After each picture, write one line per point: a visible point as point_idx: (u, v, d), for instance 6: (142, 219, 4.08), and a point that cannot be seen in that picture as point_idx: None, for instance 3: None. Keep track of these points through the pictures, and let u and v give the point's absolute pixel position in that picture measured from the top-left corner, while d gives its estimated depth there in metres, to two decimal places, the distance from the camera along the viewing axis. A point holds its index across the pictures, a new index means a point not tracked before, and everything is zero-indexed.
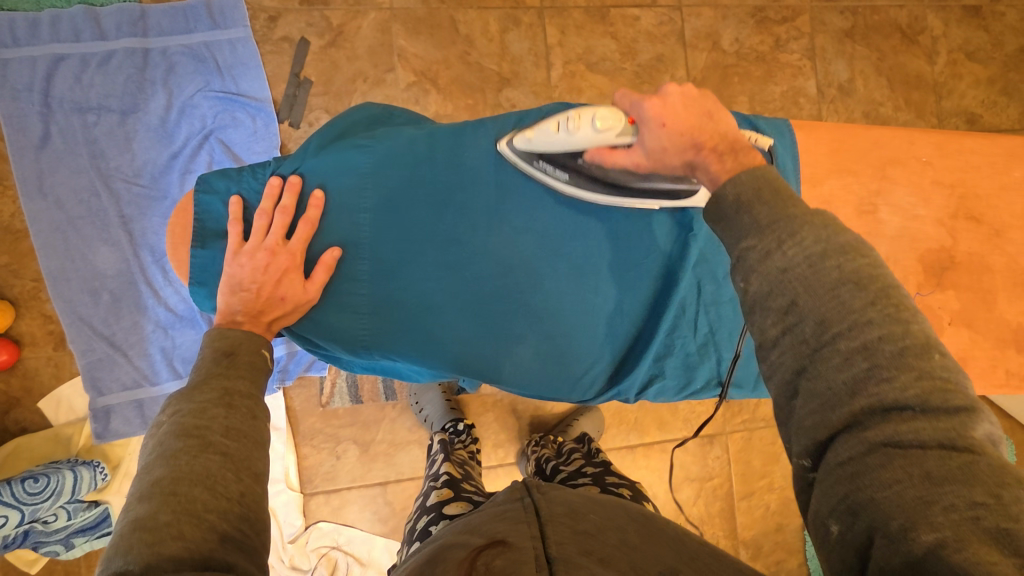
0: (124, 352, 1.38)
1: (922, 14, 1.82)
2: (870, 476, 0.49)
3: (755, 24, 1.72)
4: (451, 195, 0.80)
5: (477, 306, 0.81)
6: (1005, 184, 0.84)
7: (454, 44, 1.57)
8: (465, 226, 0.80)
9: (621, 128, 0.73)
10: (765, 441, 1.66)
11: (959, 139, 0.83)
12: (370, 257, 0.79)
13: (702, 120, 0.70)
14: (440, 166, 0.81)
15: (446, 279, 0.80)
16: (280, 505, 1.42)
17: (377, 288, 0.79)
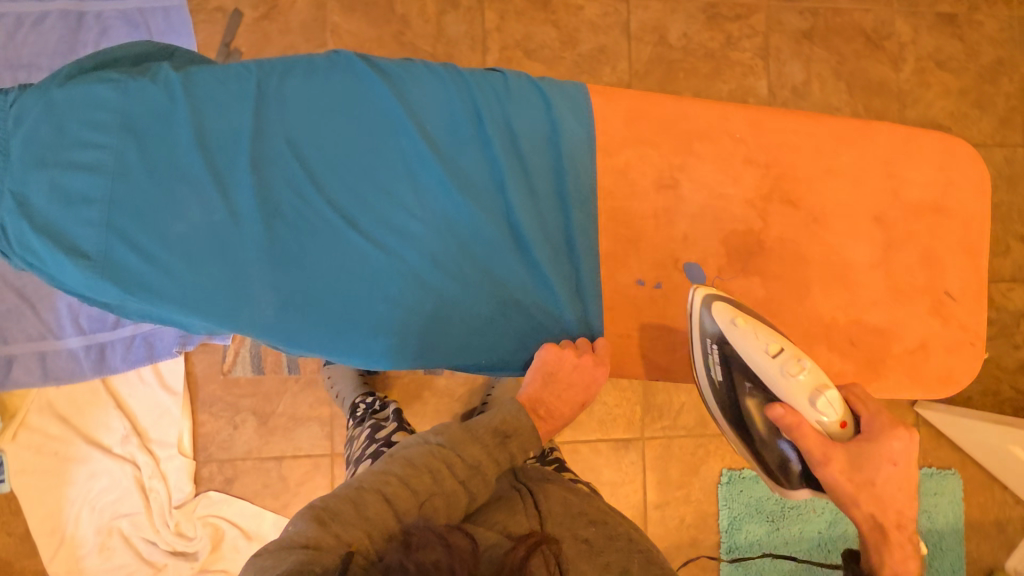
0: (31, 304, 1.39)
1: (889, 19, 1.75)
2: None
3: (706, 20, 1.68)
4: (209, 135, 0.75)
5: (231, 251, 0.74)
6: (826, 169, 0.89)
7: (389, 24, 1.56)
8: (220, 166, 0.75)
9: (829, 420, 0.78)
10: (685, 450, 1.60)
11: (772, 119, 0.90)
12: (114, 194, 0.72)
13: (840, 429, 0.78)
14: (198, 103, 0.75)
15: (199, 220, 0.73)
16: (171, 470, 1.42)
17: (120, 224, 0.72)
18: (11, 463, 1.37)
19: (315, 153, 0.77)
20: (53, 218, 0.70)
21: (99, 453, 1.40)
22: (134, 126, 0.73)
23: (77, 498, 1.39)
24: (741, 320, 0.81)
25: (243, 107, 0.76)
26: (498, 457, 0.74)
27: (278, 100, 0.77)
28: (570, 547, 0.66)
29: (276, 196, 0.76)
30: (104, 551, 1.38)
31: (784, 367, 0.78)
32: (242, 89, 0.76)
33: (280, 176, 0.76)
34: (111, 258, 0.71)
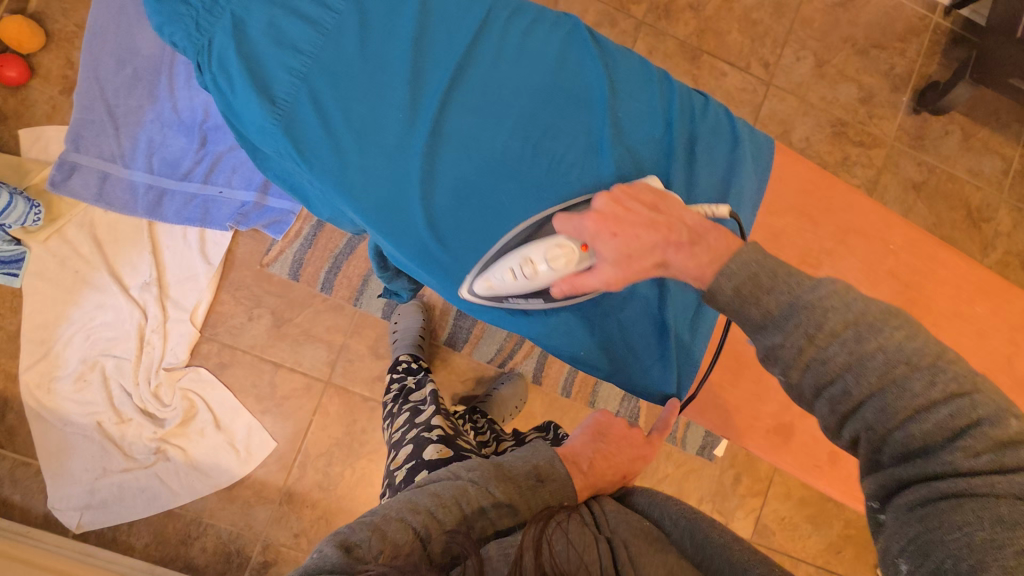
0: (116, 124, 1.38)
1: (996, 205, 1.78)
2: (938, 519, 0.52)
3: (831, 133, 1.71)
4: (430, 38, 0.66)
5: (409, 162, 0.65)
6: (960, 311, 0.88)
7: None
8: (432, 74, 0.66)
9: (577, 257, 0.64)
10: None
11: (928, 244, 0.89)
12: (321, 55, 0.64)
13: (649, 219, 0.64)
14: (433, 3, 0.67)
15: (393, 118, 0.65)
16: (174, 334, 1.41)
17: (315, 92, 0.64)
18: (32, 264, 1.36)
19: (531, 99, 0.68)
20: (255, 52, 0.63)
21: (115, 288, 1.39)
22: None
23: (76, 321, 1.38)
24: (485, 282, 0.67)
25: (472, 24, 0.68)
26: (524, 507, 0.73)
27: (510, 34, 0.69)
28: (622, 526, 0.68)
29: (468, 128, 0.67)
30: (79, 382, 1.36)
31: (524, 273, 0.65)
32: (479, 8, 0.68)
33: (479, 108, 0.67)
34: (295, 117, 0.64)
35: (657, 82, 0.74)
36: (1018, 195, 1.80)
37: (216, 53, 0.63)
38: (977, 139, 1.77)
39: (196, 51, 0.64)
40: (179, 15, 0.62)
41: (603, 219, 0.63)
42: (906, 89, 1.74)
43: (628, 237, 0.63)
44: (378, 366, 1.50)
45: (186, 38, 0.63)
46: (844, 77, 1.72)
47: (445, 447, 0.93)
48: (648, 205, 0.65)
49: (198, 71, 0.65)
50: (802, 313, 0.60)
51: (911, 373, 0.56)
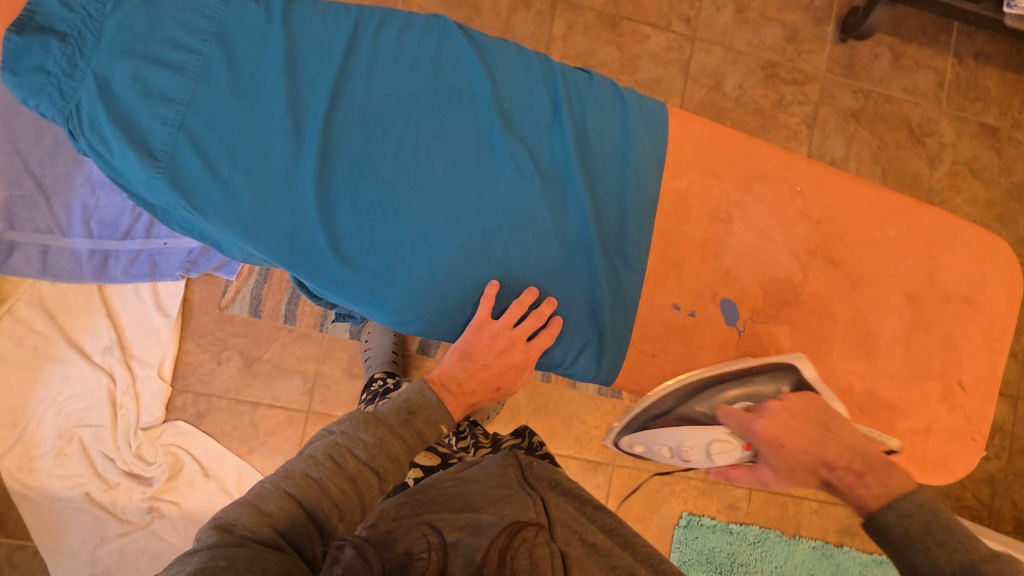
0: (47, 196, 1.34)
1: (936, 118, 1.80)
2: None
3: (763, 77, 1.71)
4: (303, 65, 0.66)
5: (302, 190, 0.66)
6: (876, 239, 0.81)
7: (461, 8, 1.58)
8: (311, 102, 0.66)
9: (736, 454, 0.77)
10: (651, 486, 1.61)
11: (832, 178, 0.82)
12: (195, 100, 0.64)
13: (825, 437, 0.74)
14: (299, 30, 0.67)
15: (278, 149, 0.65)
16: (146, 391, 1.40)
17: (196, 138, 0.64)
18: None
19: (416, 108, 0.69)
20: (126, 109, 0.62)
21: (78, 358, 1.38)
22: (230, 36, 0.65)
23: (45, 398, 1.37)
24: (635, 445, 0.83)
25: (341, 41, 0.68)
26: (408, 435, 0.75)
27: (382, 45, 0.69)
28: (574, 538, 0.71)
29: (355, 145, 0.67)
30: (60, 457, 1.36)
31: (680, 454, 0.79)
32: (345, 24, 0.69)
33: (365, 125, 0.68)
34: (180, 166, 0.64)
35: (537, 68, 0.75)
36: (956, 104, 1.81)
37: (88, 117, 0.62)
38: (908, 57, 1.78)
39: (66, 117, 0.62)
40: (40, 85, 0.60)
41: (771, 432, 0.74)
42: (829, 19, 1.74)
43: (797, 452, 0.74)
44: (355, 387, 1.50)
45: (53, 107, 0.62)
46: (766, 19, 1.72)
47: None
48: (824, 427, 0.74)
49: (72, 136, 0.64)
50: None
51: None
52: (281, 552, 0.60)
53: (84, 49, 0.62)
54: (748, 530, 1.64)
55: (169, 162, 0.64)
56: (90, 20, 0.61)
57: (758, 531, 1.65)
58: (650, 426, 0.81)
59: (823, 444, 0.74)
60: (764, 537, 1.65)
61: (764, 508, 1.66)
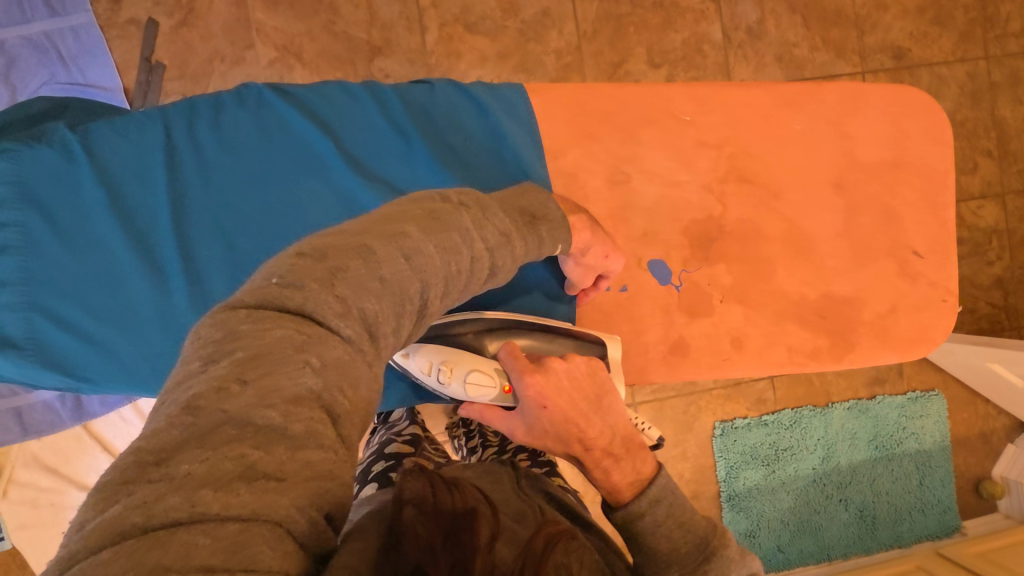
0: None
1: None
2: None
3: None
4: (129, 196, 0.69)
5: (177, 314, 0.70)
6: (781, 138, 0.85)
7: (317, 14, 1.46)
8: (148, 230, 0.70)
9: (494, 395, 0.73)
10: (677, 410, 1.63)
11: (718, 92, 0.84)
12: (37, 274, 0.67)
13: (585, 410, 0.72)
14: (110, 162, 0.69)
15: (139, 287, 0.69)
16: None
17: (55, 306, 0.67)
18: (10, 520, 1.36)
19: (249, 194, 0.72)
20: None
21: None
22: (41, 197, 0.67)
23: None
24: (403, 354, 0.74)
25: (155, 158, 0.70)
26: (532, 239, 0.63)
27: (196, 146, 0.71)
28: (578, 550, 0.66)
29: (211, 251, 0.71)
30: None
31: (441, 377, 0.73)
32: (153, 138, 0.70)
33: (209, 231, 0.71)
34: (48, 344, 0.67)
35: (359, 104, 0.76)
36: None
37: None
38: None
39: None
40: None
41: (540, 389, 0.71)
42: None
43: (560, 408, 0.71)
44: None
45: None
46: None
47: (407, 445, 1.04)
48: (592, 393, 0.74)
49: None
50: (710, 563, 0.70)
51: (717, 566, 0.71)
52: (332, 396, 0.43)
53: None
54: (782, 415, 1.67)
55: (34, 344, 0.67)
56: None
57: (791, 413, 1.68)
58: (427, 343, 0.76)
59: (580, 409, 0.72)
60: (800, 417, 1.68)
61: (791, 390, 1.69)
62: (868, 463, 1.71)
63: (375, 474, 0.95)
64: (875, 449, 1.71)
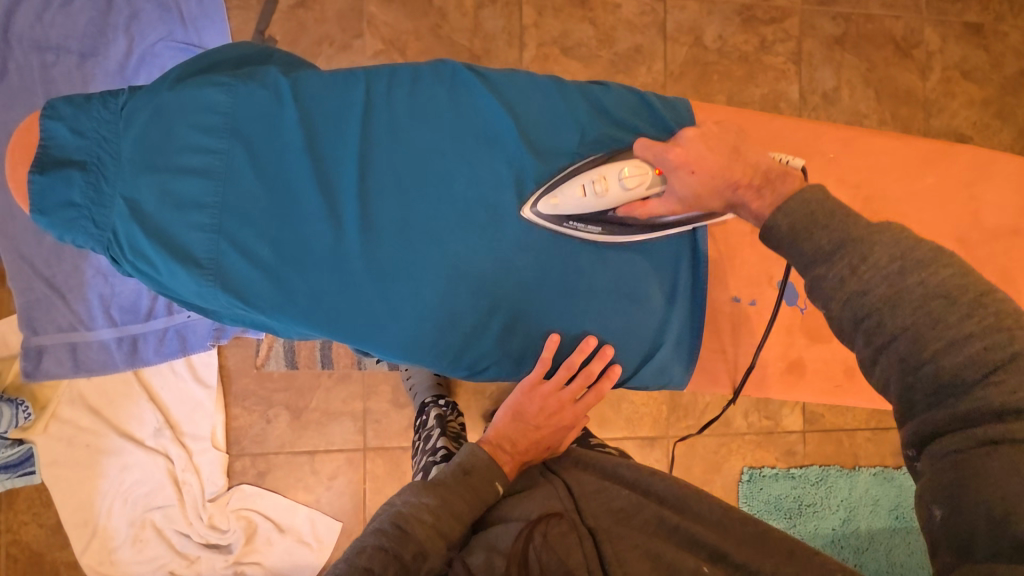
0: (62, 294, 1.37)
1: (919, 27, 1.77)
2: (932, 371, 0.54)
3: (741, 22, 1.67)
4: (325, 142, 0.64)
5: (352, 268, 0.63)
6: (911, 190, 0.90)
7: (426, 17, 1.53)
8: (337, 179, 0.64)
9: (648, 181, 0.68)
10: (708, 449, 1.64)
11: (865, 138, 0.90)
12: (228, 201, 0.62)
13: (730, 160, 0.68)
14: (313, 108, 0.65)
15: (319, 232, 0.63)
16: (205, 464, 1.41)
17: (233, 237, 0.62)
18: (42, 455, 1.35)
19: (446, 161, 0.67)
20: (164, 226, 0.61)
21: (131, 446, 1.38)
22: (244, 127, 0.63)
23: (109, 491, 1.38)
24: (551, 197, 0.67)
25: (354, 111, 0.65)
26: (464, 491, 0.76)
27: (396, 106, 0.67)
28: (604, 514, 0.72)
29: (395, 209, 0.65)
30: (137, 544, 1.38)
31: (594, 191, 0.67)
32: (355, 93, 0.66)
33: (399, 188, 0.66)
34: (225, 269, 0.62)
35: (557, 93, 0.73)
36: (937, 9, 1.78)
37: (127, 239, 0.62)
38: None
39: (107, 245, 0.63)
40: (74, 219, 0.62)
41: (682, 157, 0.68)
42: None
43: (705, 171, 0.68)
44: (405, 416, 1.50)
45: (91, 237, 0.63)
46: None
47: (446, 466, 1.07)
48: (726, 147, 0.69)
49: (117, 262, 0.64)
50: (846, 247, 0.59)
51: (871, 247, 0.58)
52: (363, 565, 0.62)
53: (107, 175, 0.62)
54: (808, 471, 1.68)
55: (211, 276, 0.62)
56: (105, 142, 0.62)
57: (818, 469, 1.68)
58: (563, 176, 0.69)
59: (727, 161, 0.68)
60: (826, 475, 1.68)
61: (820, 447, 1.70)
62: (886, 532, 1.69)
63: None
64: (896, 519, 1.69)
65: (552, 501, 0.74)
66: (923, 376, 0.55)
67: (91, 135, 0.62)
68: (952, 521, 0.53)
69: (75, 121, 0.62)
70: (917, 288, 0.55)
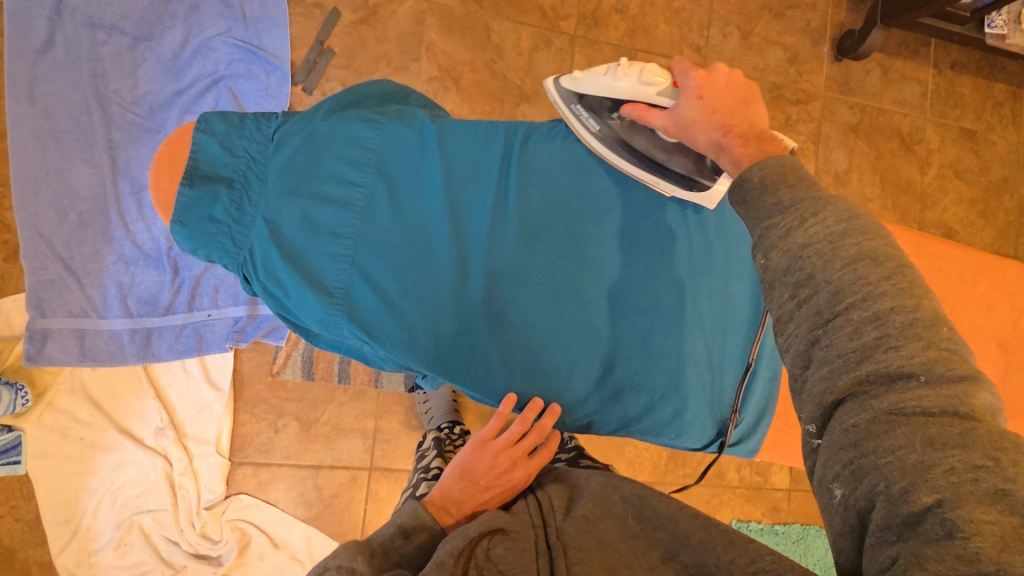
0: (77, 278, 1.31)
1: (923, 126, 1.93)
2: (836, 333, 0.46)
3: (770, 99, 1.79)
4: (460, 189, 0.70)
5: (470, 310, 0.68)
6: (966, 297, 0.96)
7: (483, 50, 1.58)
8: (465, 223, 0.69)
9: (658, 88, 0.66)
10: (701, 499, 1.69)
11: (936, 245, 0.96)
12: (363, 232, 0.67)
13: (740, 106, 0.61)
14: (453, 155, 0.70)
15: (446, 275, 0.68)
16: (205, 469, 1.36)
17: (365, 269, 0.66)
18: (31, 445, 1.27)
19: (566, 217, 0.72)
20: (300, 251, 0.66)
21: (130, 443, 1.32)
22: (389, 166, 0.69)
23: (98, 488, 1.31)
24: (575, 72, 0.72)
25: (491, 163, 0.71)
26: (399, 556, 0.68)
27: (529, 161, 0.72)
28: (567, 526, 0.69)
29: (515, 259, 0.70)
30: (121, 548, 1.31)
31: (614, 74, 0.68)
32: (493, 146, 0.71)
33: (522, 240, 0.70)
34: (354, 300, 0.66)
35: None
36: (939, 112, 1.95)
37: (262, 262, 0.66)
38: (895, 70, 1.90)
39: (240, 263, 0.66)
40: (214, 235, 0.65)
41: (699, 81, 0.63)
42: (825, 40, 1.83)
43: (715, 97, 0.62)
44: (415, 440, 1.48)
45: (226, 253, 0.66)
46: (769, 43, 1.79)
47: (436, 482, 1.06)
48: (740, 98, 0.63)
49: (246, 281, 0.67)
50: (789, 194, 0.51)
51: (819, 203, 0.50)
52: None
53: (253, 196, 0.66)
54: (791, 529, 1.74)
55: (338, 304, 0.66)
56: (254, 164, 0.67)
57: (800, 528, 1.75)
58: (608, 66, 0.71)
59: (734, 104, 0.61)
60: (806, 533, 1.75)
61: (803, 506, 1.77)
62: None
63: None
64: None
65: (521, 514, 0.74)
66: (834, 335, 0.46)
67: (239, 153, 0.67)
68: (852, 493, 0.43)
69: (225, 136, 0.67)
70: (855, 248, 0.47)
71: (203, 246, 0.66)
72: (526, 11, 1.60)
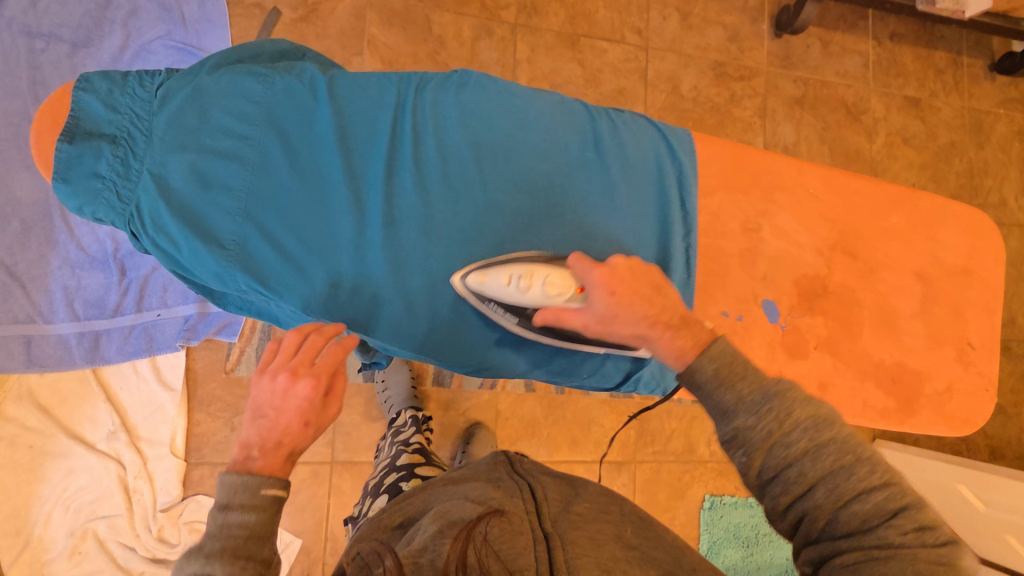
0: (21, 284, 1.30)
1: (867, 96, 1.98)
2: (821, 518, 0.54)
3: (713, 77, 1.82)
4: (354, 138, 0.70)
5: (368, 257, 0.69)
6: (884, 230, 0.95)
7: (425, 42, 1.60)
8: (360, 171, 0.70)
9: (568, 295, 0.66)
10: (673, 475, 1.68)
11: (845, 177, 0.95)
12: (253, 183, 0.67)
13: (652, 294, 0.65)
14: (344, 104, 0.70)
15: (343, 223, 0.68)
16: (160, 472, 1.33)
17: (257, 220, 0.67)
18: None
19: (463, 162, 0.72)
20: (188, 203, 0.65)
21: (81, 449, 1.30)
22: (279, 117, 0.68)
23: (49, 497, 1.28)
24: (479, 275, 0.67)
25: (383, 112, 0.72)
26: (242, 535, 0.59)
27: (422, 109, 0.73)
28: (562, 518, 0.69)
29: (413, 205, 0.70)
30: (75, 557, 1.27)
31: (519, 286, 0.66)
32: (386, 95, 0.72)
33: (418, 185, 0.70)
34: (246, 251, 0.66)
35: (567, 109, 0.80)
36: (882, 82, 2.00)
37: (149, 217, 0.65)
38: (835, 44, 1.95)
39: (126, 218, 0.66)
40: (99, 191, 0.65)
41: (607, 280, 0.64)
42: (763, 18, 1.88)
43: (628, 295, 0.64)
44: (376, 430, 1.47)
45: (112, 210, 0.66)
46: (709, 22, 1.83)
47: (417, 454, 1.11)
48: (650, 284, 0.66)
49: (134, 237, 0.67)
50: (768, 397, 0.56)
51: (790, 404, 0.55)
52: None
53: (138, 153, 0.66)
54: None
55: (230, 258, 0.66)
56: (138, 120, 0.67)
57: None
58: (503, 261, 0.68)
59: (650, 297, 0.65)
60: None
61: None
62: None
63: (387, 487, 1.03)
64: None
65: (515, 498, 0.71)
66: (824, 520, 0.54)
67: (123, 110, 0.67)
68: None
69: (107, 95, 0.67)
70: (829, 444, 0.54)
71: (87, 203, 0.66)
72: (466, 2, 1.63)
